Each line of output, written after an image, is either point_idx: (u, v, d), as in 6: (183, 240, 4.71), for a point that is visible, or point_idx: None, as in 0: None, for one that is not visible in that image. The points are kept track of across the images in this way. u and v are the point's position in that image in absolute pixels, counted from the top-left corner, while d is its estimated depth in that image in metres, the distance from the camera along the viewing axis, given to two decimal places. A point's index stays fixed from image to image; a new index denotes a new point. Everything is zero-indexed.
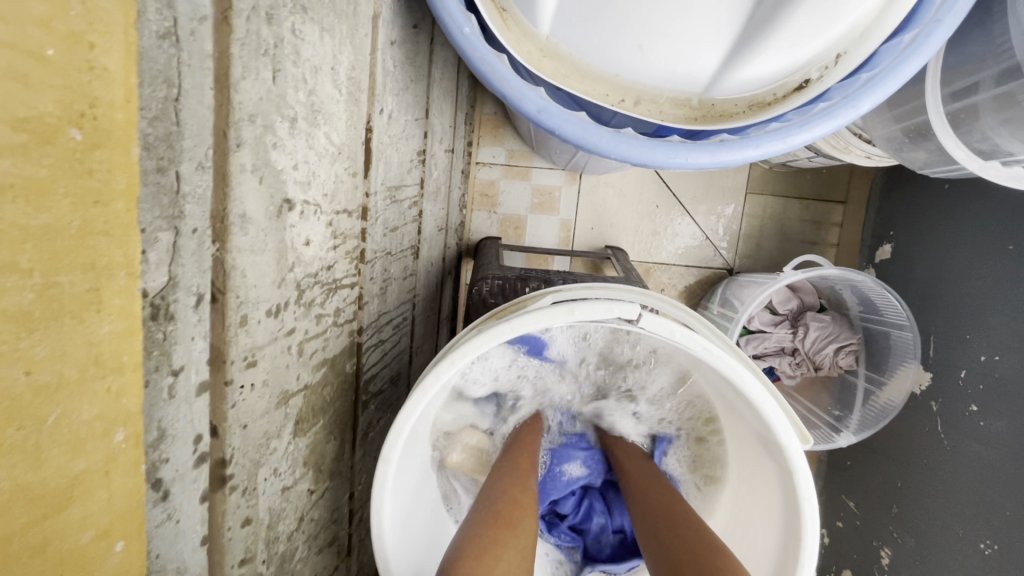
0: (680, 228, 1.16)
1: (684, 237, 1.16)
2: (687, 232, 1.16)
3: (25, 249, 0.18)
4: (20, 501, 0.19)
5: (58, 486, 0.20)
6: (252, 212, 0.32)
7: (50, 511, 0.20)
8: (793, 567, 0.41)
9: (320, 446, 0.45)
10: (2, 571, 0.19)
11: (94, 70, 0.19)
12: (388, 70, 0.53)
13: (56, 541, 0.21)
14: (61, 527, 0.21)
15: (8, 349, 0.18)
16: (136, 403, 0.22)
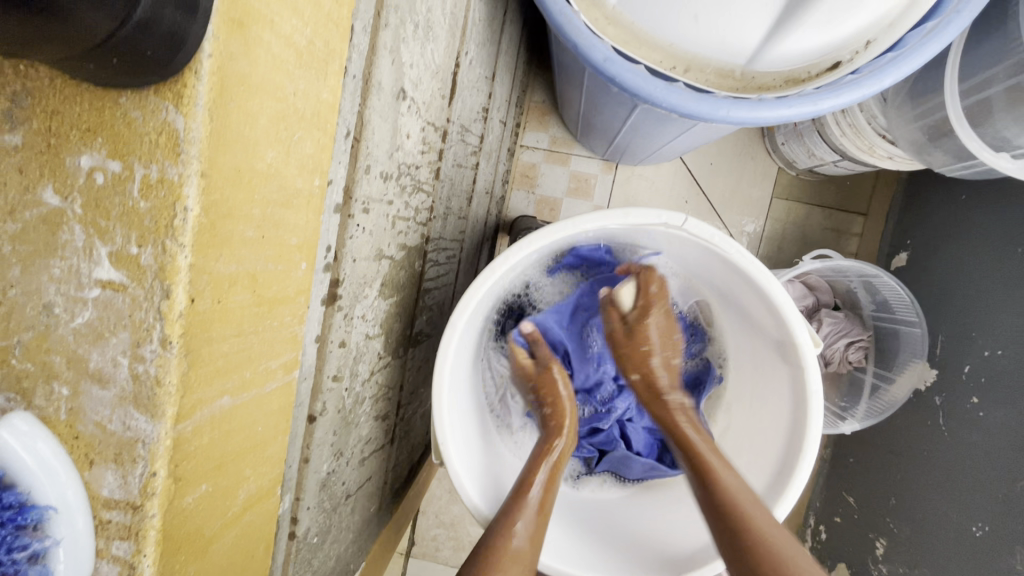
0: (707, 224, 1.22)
1: None
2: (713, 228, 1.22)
3: (308, 8, 0.23)
4: (273, 176, 0.23)
5: (289, 187, 0.25)
6: (384, 85, 0.39)
7: (281, 203, 0.25)
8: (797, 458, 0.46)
9: (391, 319, 0.52)
10: (259, 221, 0.23)
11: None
12: (475, 21, 0.61)
13: (280, 230, 0.25)
14: (284, 220, 0.25)
15: (289, 69, 0.23)
16: (332, 157, 0.28)
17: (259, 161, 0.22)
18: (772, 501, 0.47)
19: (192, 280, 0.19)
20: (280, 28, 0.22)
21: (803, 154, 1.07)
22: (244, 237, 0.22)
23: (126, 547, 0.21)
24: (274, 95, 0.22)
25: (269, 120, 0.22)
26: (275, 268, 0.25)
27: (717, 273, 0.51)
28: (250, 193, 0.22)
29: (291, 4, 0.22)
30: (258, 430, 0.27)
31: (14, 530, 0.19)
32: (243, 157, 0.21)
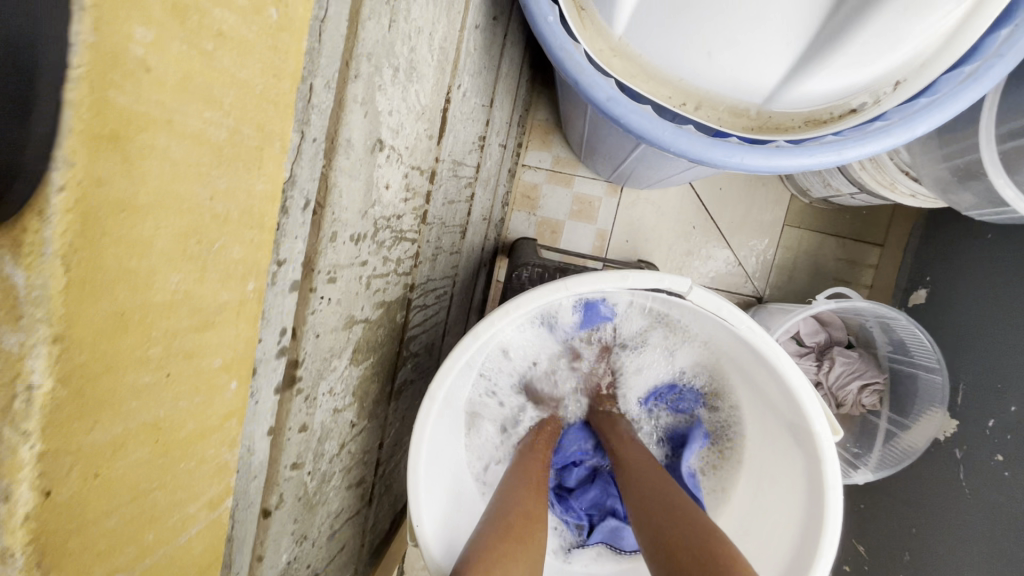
0: (715, 251, 1.17)
1: (718, 260, 1.17)
2: (721, 256, 1.17)
3: (228, 93, 0.19)
4: (182, 301, 0.19)
5: (208, 304, 0.20)
6: (354, 140, 0.35)
7: (197, 327, 0.20)
8: (810, 559, 0.41)
9: (367, 382, 0.47)
10: (161, 361, 0.19)
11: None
12: (470, 51, 0.57)
13: (197, 358, 0.20)
14: (202, 345, 0.21)
15: (202, 170, 0.18)
16: (271, 257, 0.23)
17: (158, 292, 0.18)
18: None
19: (43, 473, 0.15)
20: (184, 127, 0.17)
21: (819, 183, 1.01)
22: (135, 386, 0.18)
23: None
24: (178, 208, 0.18)
25: (170, 240, 0.18)
26: (190, 403, 0.21)
27: (725, 340, 0.47)
28: (142, 335, 0.17)
29: (202, 93, 0.17)
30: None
31: None
32: (127, 294, 0.17)
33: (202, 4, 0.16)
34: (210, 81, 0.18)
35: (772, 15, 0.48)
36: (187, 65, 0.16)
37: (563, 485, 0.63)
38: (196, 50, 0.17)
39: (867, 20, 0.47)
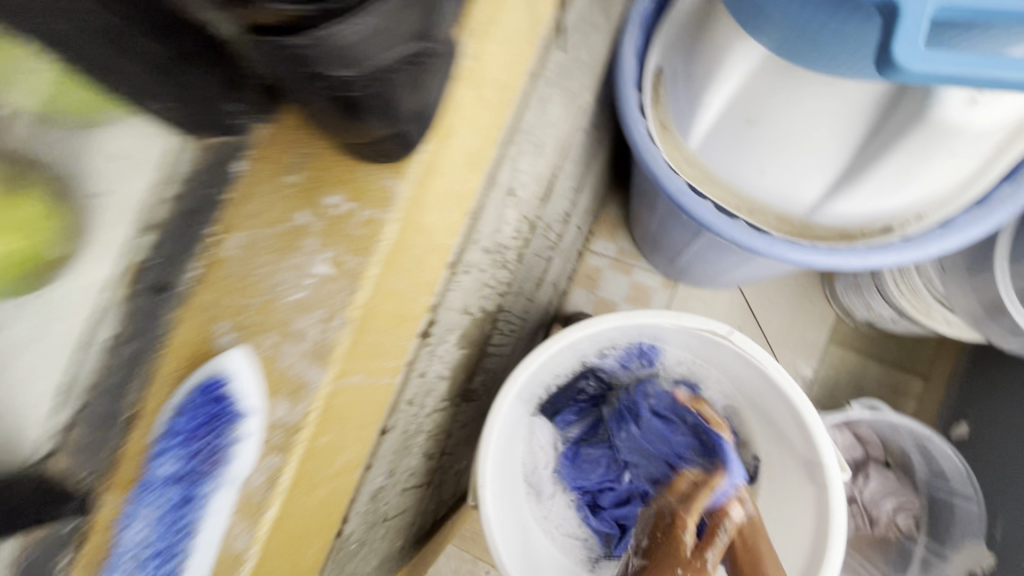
0: None
1: None
2: None
3: (485, 130, 0.35)
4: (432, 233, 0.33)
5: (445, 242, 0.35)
6: (502, 182, 0.51)
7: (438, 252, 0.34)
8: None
9: (457, 367, 0.60)
10: (427, 261, 0.33)
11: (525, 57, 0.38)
12: (575, 144, 0.75)
13: (431, 271, 0.35)
14: (435, 265, 0.35)
15: (466, 165, 0.33)
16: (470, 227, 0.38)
17: (437, 220, 0.32)
18: None
19: (373, 283, 0.29)
20: (466, 140, 0.33)
21: (861, 307, 1.09)
22: (413, 267, 0.32)
23: (274, 460, 0.29)
24: (457, 180, 0.33)
25: (449, 196, 0.33)
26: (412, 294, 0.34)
27: (756, 387, 0.55)
28: (424, 242, 0.32)
29: (475, 126, 0.33)
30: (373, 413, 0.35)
31: (222, 422, 0.29)
32: (428, 215, 0.31)
33: (482, 85, 0.33)
34: (476, 121, 0.34)
35: (810, 152, 0.62)
36: (470, 110, 0.33)
37: (596, 498, 0.68)
38: (473, 105, 0.33)
39: (884, 164, 0.59)
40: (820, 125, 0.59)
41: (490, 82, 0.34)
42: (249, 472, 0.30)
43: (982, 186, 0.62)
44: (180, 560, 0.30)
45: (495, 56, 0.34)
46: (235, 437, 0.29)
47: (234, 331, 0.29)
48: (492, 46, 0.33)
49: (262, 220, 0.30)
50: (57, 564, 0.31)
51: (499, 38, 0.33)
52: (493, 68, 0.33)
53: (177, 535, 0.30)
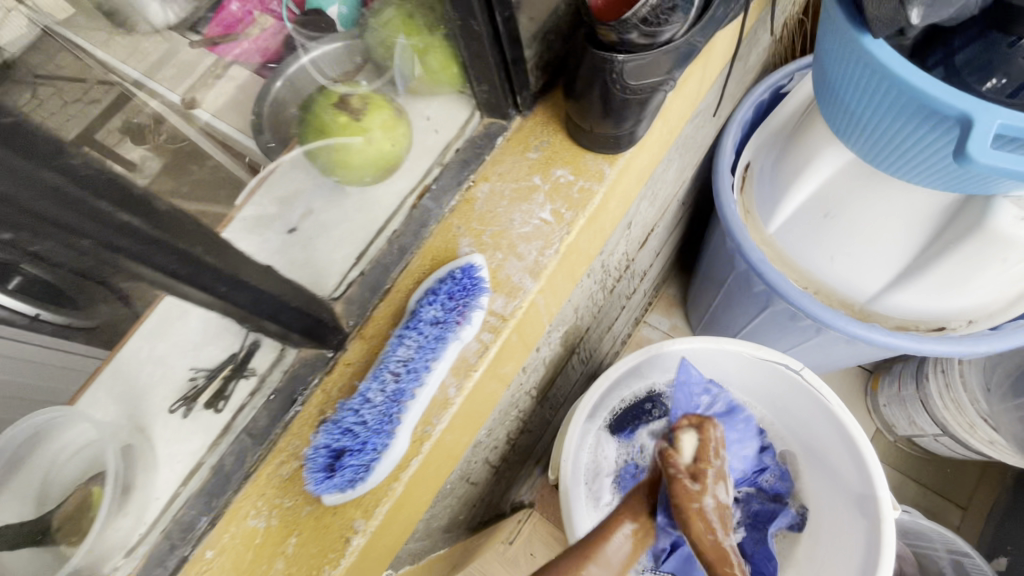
0: None
1: None
2: None
3: (654, 155, 0.48)
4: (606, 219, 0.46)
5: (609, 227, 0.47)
6: (629, 213, 0.63)
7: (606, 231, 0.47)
8: None
9: (551, 362, 0.69)
10: (602, 231, 0.46)
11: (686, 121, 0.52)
12: (670, 210, 0.88)
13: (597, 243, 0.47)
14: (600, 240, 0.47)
15: (638, 173, 0.46)
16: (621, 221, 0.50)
17: (615, 204, 0.45)
18: None
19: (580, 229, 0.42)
20: (645, 156, 0.46)
21: (904, 421, 1.13)
22: (594, 232, 0.44)
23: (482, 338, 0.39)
24: (633, 181, 0.46)
25: (626, 189, 0.46)
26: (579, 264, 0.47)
27: (816, 425, 0.63)
28: (605, 213, 0.44)
29: (652, 150, 0.47)
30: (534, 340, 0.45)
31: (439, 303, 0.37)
32: (613, 196, 0.44)
33: (664, 125, 0.47)
34: (654, 146, 0.47)
35: (877, 247, 0.73)
36: (653, 138, 0.46)
37: None
38: (656, 135, 0.46)
39: (940, 267, 0.69)
40: (888, 224, 0.70)
41: (668, 124, 0.47)
42: (468, 339, 0.38)
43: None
44: (420, 384, 0.36)
45: (675, 108, 0.47)
46: (474, 303, 0.38)
47: (474, 246, 0.41)
48: (676, 100, 0.47)
49: (509, 177, 0.43)
50: (307, 383, 0.39)
51: (681, 97, 0.47)
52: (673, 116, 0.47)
53: (421, 364, 0.36)
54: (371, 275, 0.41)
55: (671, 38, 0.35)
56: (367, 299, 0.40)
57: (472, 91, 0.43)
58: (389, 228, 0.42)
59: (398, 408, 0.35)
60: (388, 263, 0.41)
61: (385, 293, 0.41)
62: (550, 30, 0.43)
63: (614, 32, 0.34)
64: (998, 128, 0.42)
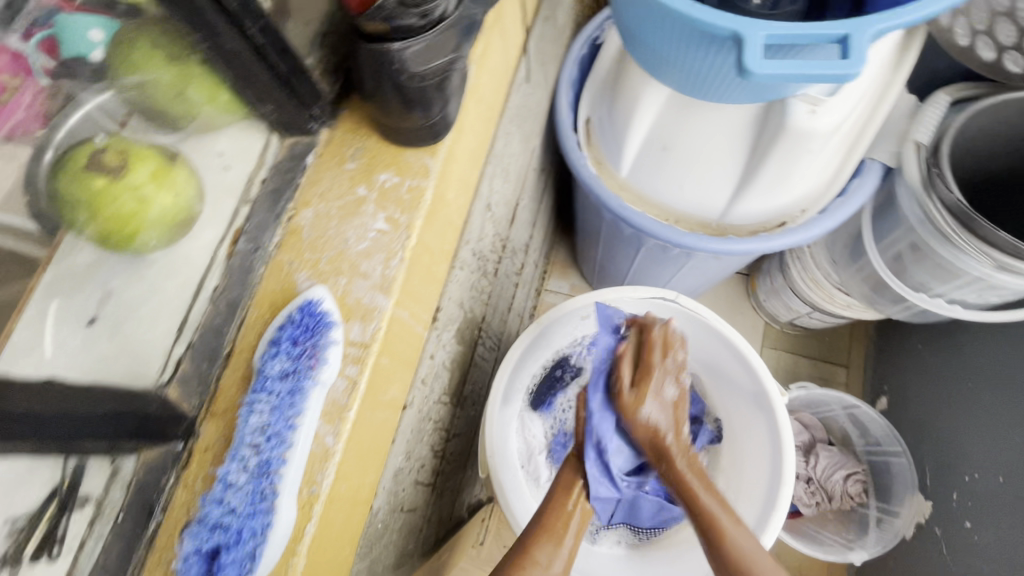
0: None
1: None
2: None
3: (472, 135, 0.47)
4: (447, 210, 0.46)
5: (452, 220, 0.46)
6: (481, 195, 0.63)
7: (450, 224, 0.46)
8: (778, 484, 0.59)
9: (453, 364, 0.68)
10: (445, 227, 0.45)
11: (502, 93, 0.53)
12: (529, 179, 0.89)
13: (446, 240, 0.46)
14: (448, 235, 0.46)
15: (461, 157, 0.45)
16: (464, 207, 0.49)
17: (451, 197, 0.44)
18: (765, 521, 0.58)
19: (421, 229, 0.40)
20: (462, 139, 0.45)
21: (783, 309, 1.26)
22: (438, 230, 0.43)
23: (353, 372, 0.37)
24: (459, 168, 0.45)
25: (454, 178, 0.45)
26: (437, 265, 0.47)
27: (704, 343, 0.68)
28: (443, 211, 0.43)
29: (468, 130, 0.46)
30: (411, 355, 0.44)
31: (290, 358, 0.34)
32: (444, 188, 0.43)
33: (473, 102, 0.46)
34: (470, 128, 0.46)
35: (712, 168, 0.79)
36: (466, 119, 0.45)
37: None
38: (467, 116, 0.45)
39: (766, 171, 0.76)
40: (714, 143, 0.77)
41: (478, 102, 0.47)
42: (333, 380, 0.35)
43: (843, 181, 0.80)
44: (286, 448, 0.33)
45: (482, 83, 0.47)
46: (327, 340, 0.35)
47: (312, 278, 0.38)
48: (479, 75, 0.46)
49: (332, 195, 0.40)
50: (162, 486, 0.36)
51: (484, 70, 0.46)
52: (480, 91, 0.46)
53: (284, 424, 0.33)
54: (203, 343, 0.38)
55: (442, 17, 0.34)
56: (208, 370, 0.38)
57: (261, 113, 0.41)
58: (206, 285, 0.39)
59: (271, 480, 0.32)
60: (219, 325, 0.39)
61: (226, 357, 0.39)
62: (328, 32, 0.41)
63: (376, 21, 0.33)
64: (766, 37, 0.46)
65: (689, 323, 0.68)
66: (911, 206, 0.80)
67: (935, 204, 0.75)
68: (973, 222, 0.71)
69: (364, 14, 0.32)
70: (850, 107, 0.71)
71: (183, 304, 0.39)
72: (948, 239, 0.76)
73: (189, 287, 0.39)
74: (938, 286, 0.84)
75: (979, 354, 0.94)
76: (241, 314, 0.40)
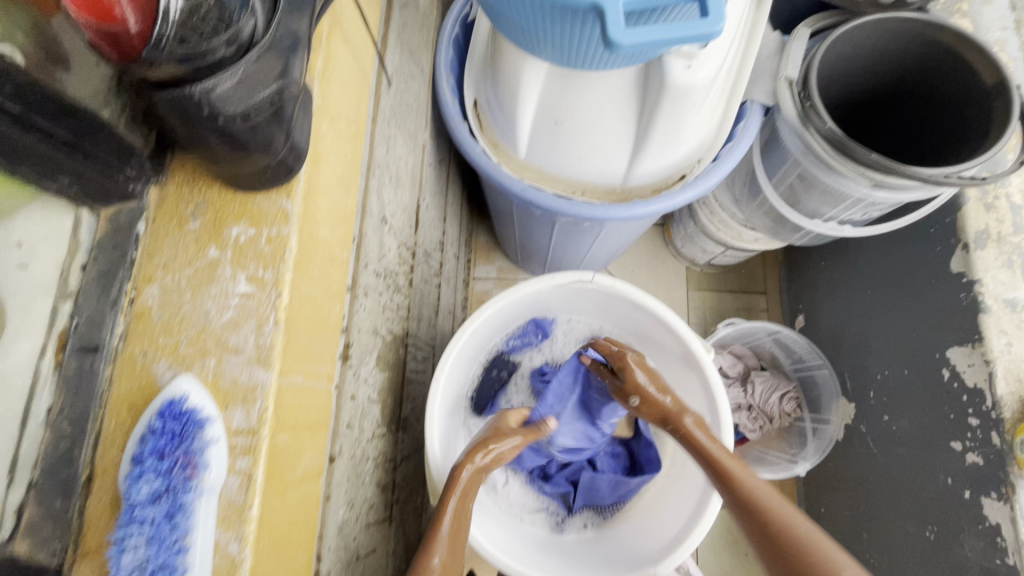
0: None
1: None
2: None
3: (334, 159, 0.43)
4: (328, 242, 0.42)
5: (332, 257, 0.43)
6: (373, 210, 0.58)
7: (330, 263, 0.43)
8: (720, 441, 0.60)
9: (384, 394, 0.64)
10: (321, 268, 0.41)
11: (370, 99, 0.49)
12: (428, 177, 0.85)
13: (329, 283, 0.43)
14: (330, 276, 0.43)
15: (326, 188, 0.41)
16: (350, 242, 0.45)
17: (322, 235, 0.41)
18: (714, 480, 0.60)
19: (291, 286, 0.38)
20: (321, 169, 0.41)
21: (699, 252, 1.31)
22: (311, 272, 0.40)
23: (246, 461, 0.36)
24: (324, 200, 0.41)
25: (320, 213, 0.41)
26: (333, 307, 0.44)
27: (630, 313, 0.68)
28: (314, 252, 0.40)
29: (327, 152, 0.42)
30: (313, 412, 0.41)
31: (177, 487, 0.35)
32: (307, 229, 0.39)
33: (328, 123, 0.41)
34: (329, 152, 0.42)
35: (606, 137, 0.78)
36: (322, 143, 0.41)
37: (545, 469, 0.78)
38: (324, 138, 0.41)
39: (656, 130, 0.76)
40: (606, 110, 0.76)
41: (335, 120, 0.42)
42: (224, 481, 0.35)
43: (730, 123, 0.80)
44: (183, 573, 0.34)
45: (332, 97, 0.42)
46: (203, 442, 0.35)
47: (173, 366, 0.38)
48: (328, 91, 0.41)
49: (182, 263, 0.40)
50: None
51: (333, 86, 0.42)
52: (334, 112, 0.42)
53: (170, 551, 0.34)
54: (47, 478, 0.37)
55: (249, 43, 0.32)
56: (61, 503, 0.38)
57: (58, 187, 0.37)
58: (37, 407, 0.38)
59: None
60: (68, 449, 0.38)
61: (87, 482, 0.39)
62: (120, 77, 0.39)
63: (162, 63, 0.30)
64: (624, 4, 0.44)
65: (615, 298, 0.67)
66: (793, 140, 0.84)
67: (813, 135, 0.78)
68: (850, 148, 0.74)
69: (141, 58, 0.29)
70: (721, 57, 0.72)
71: (10, 436, 0.36)
72: (829, 164, 0.79)
73: (13, 416, 0.37)
74: (828, 211, 0.89)
75: (874, 261, 1.02)
76: (96, 427, 0.40)
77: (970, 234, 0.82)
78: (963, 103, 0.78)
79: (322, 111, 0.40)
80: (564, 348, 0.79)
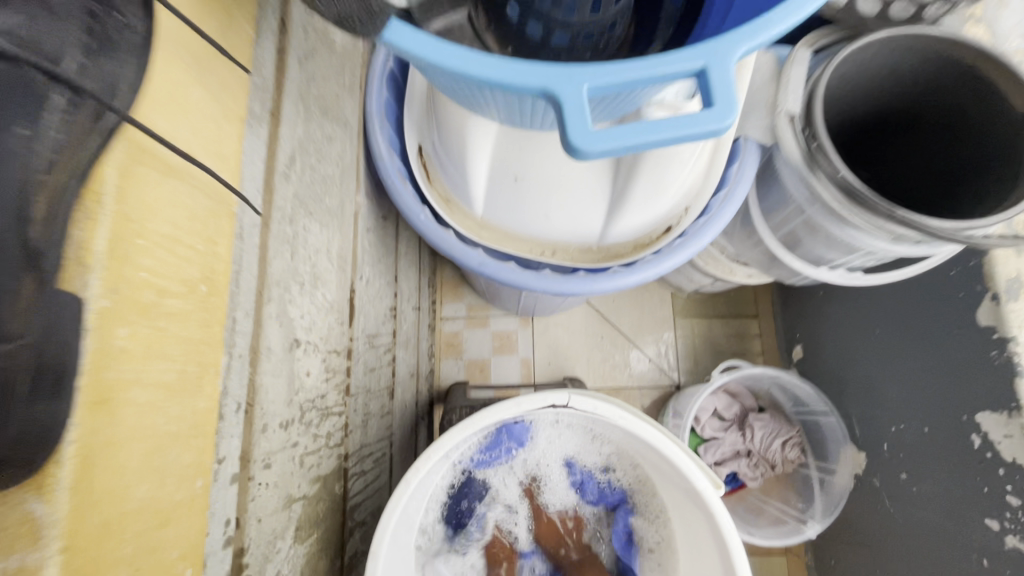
0: (637, 362, 1.24)
1: (643, 366, 1.24)
2: (645, 365, 1.24)
3: (173, 347, 0.32)
4: (144, 507, 0.29)
5: (167, 506, 0.31)
6: (274, 345, 0.43)
7: (157, 524, 0.30)
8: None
9: (312, 559, 0.51)
10: (137, 543, 0.29)
11: (216, 253, 0.35)
12: (365, 248, 0.71)
13: (161, 551, 0.30)
14: (163, 539, 0.30)
15: (160, 403, 0.30)
16: (211, 457, 0.34)
17: (138, 491, 0.29)
18: None
19: None
20: (147, 378, 0.30)
21: (686, 281, 1.19)
22: (119, 559, 0.28)
23: None
24: (140, 434, 0.29)
25: (135, 459, 0.29)
26: None
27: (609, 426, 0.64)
28: (124, 525, 0.28)
29: (151, 348, 0.30)
30: None
31: None
32: (108, 508, 0.27)
33: (157, 301, 0.30)
34: (161, 342, 0.31)
35: (567, 204, 0.66)
36: (135, 348, 0.29)
37: None
38: (149, 328, 0.30)
39: None
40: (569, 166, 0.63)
41: (170, 289, 0.31)
42: None
43: (721, 168, 0.67)
44: None
45: (160, 263, 0.31)
46: None
47: None
48: (149, 262, 0.30)
49: None
50: None
51: (158, 247, 0.31)
52: (163, 285, 0.31)
53: None
54: None
55: None
56: None
57: None
58: None
59: None
60: None
61: None
62: None
63: None
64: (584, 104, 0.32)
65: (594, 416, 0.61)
66: (797, 185, 0.72)
67: (821, 184, 0.65)
68: (867, 199, 0.62)
69: None
70: None
71: None
72: (840, 215, 0.67)
73: None
74: (837, 258, 0.77)
75: (882, 299, 0.91)
76: None
77: (1001, 281, 0.71)
78: (987, 136, 0.67)
79: (136, 287, 0.29)
80: (537, 458, 0.76)
